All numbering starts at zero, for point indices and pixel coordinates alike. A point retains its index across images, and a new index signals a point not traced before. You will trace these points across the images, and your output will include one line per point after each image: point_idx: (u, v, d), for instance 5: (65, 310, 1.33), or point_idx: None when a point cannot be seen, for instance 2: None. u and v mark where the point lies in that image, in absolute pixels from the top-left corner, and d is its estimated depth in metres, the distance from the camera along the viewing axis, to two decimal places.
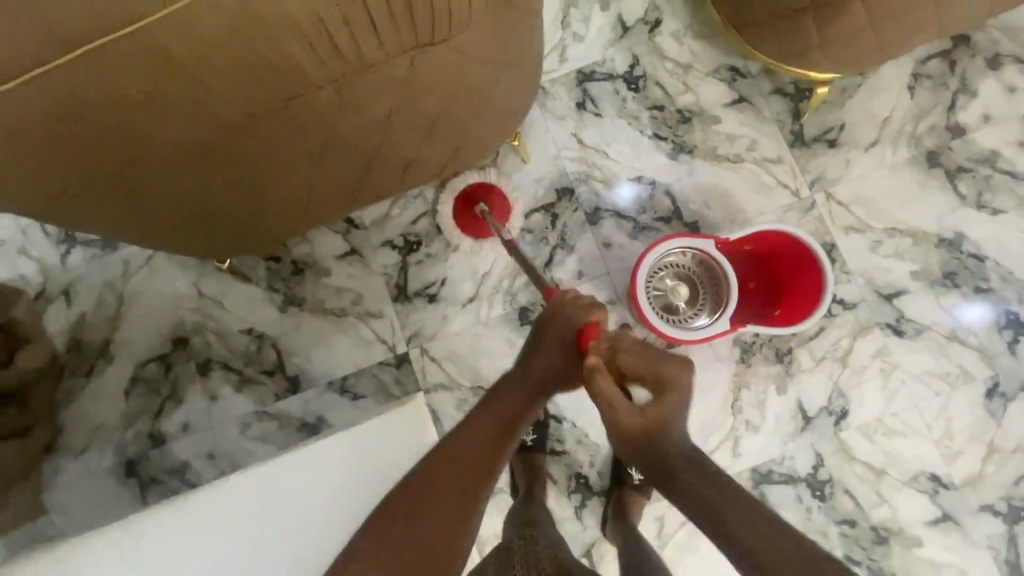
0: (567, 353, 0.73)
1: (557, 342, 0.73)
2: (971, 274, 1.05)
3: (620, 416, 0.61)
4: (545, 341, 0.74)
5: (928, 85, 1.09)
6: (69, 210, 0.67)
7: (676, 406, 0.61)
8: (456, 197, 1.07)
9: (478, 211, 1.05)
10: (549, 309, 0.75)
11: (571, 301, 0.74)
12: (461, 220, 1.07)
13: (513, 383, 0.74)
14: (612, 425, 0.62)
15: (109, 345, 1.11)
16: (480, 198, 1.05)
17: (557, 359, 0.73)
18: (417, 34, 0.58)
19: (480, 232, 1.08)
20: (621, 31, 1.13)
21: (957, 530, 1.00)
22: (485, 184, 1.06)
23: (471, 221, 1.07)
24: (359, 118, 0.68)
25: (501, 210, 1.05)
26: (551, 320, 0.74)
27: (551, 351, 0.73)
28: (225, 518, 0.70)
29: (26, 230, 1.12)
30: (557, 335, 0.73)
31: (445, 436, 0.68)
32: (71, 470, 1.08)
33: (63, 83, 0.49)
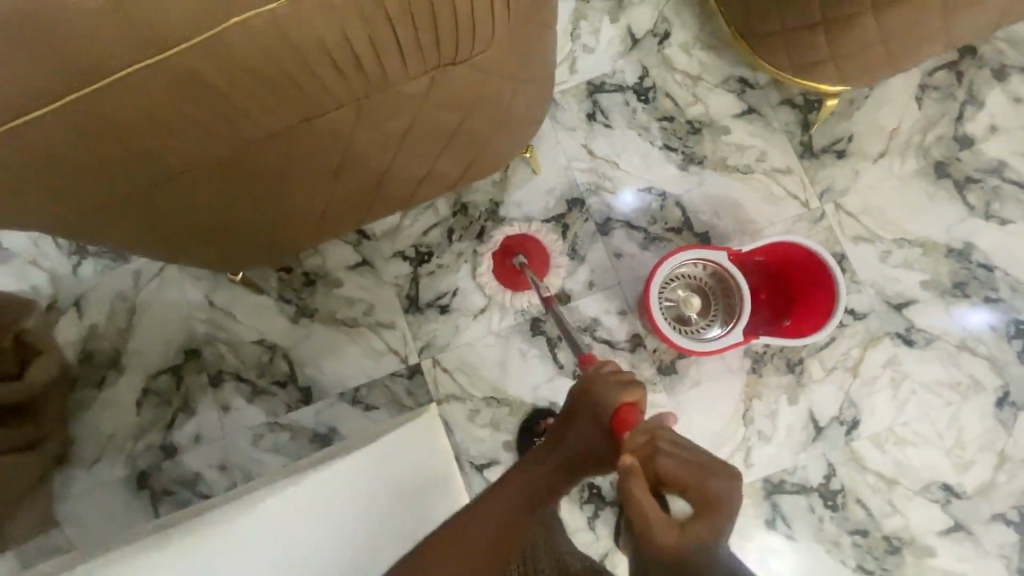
0: (601, 432, 0.68)
1: (592, 422, 0.69)
2: (980, 284, 1.06)
3: (654, 527, 0.46)
4: (578, 418, 0.70)
5: (935, 96, 1.10)
6: (92, 226, 0.67)
7: (722, 530, 0.47)
8: (493, 250, 1.10)
9: (516, 263, 1.07)
10: (585, 387, 0.72)
11: (610, 378, 0.71)
12: (500, 273, 1.10)
13: (545, 460, 0.70)
14: (640, 535, 0.47)
15: (120, 356, 1.12)
16: (518, 251, 1.08)
17: (591, 437, 0.68)
18: (441, 53, 0.58)
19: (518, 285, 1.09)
20: (631, 43, 1.14)
21: (969, 539, 1.01)
22: (520, 236, 1.09)
23: (509, 273, 1.09)
24: (378, 135, 0.68)
25: (539, 261, 1.08)
26: (588, 394, 0.71)
27: (585, 430, 0.69)
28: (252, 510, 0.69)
29: (37, 242, 1.13)
30: (593, 410, 0.69)
31: (473, 507, 0.65)
32: (82, 481, 1.08)
33: (94, 106, 0.49)
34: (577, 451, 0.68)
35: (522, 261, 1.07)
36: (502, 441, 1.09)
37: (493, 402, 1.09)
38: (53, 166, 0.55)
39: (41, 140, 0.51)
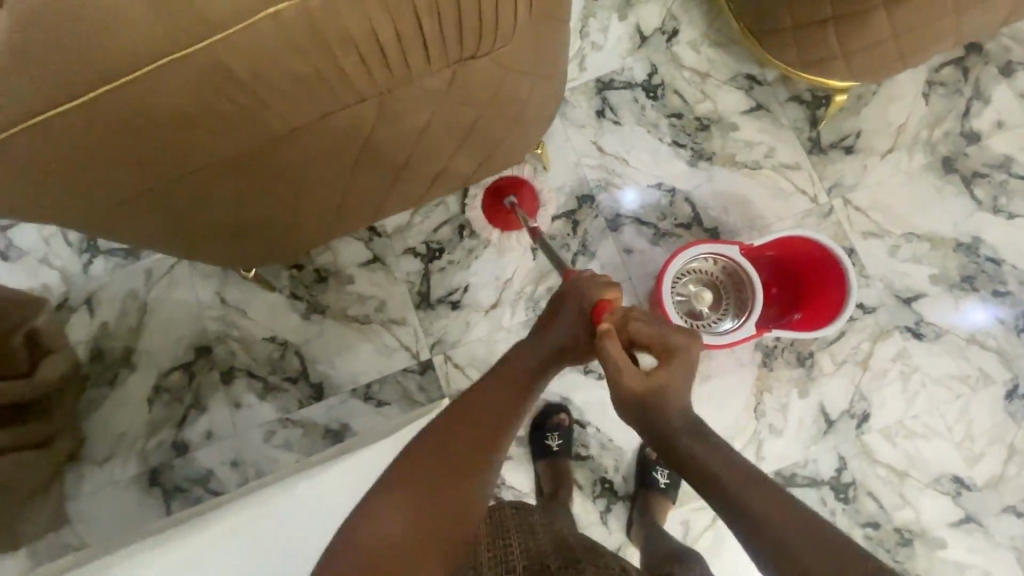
0: (582, 326, 0.73)
1: (573, 312, 0.74)
2: (988, 277, 1.07)
3: (624, 375, 0.64)
4: (563, 307, 0.75)
5: (942, 93, 1.11)
6: (113, 221, 0.67)
7: (680, 373, 0.64)
8: (484, 193, 1.11)
9: (507, 204, 1.08)
10: (568, 285, 0.76)
11: (589, 277, 0.75)
12: (491, 213, 1.11)
13: (531, 350, 0.75)
14: (614, 379, 0.65)
15: (132, 354, 1.12)
16: (509, 191, 1.08)
17: (574, 326, 0.74)
18: (463, 46, 0.59)
19: (508, 224, 1.11)
20: (639, 41, 1.15)
21: (980, 531, 1.01)
22: (514, 179, 1.09)
23: (499, 212, 1.10)
24: (396, 130, 0.69)
25: (529, 202, 1.08)
26: (570, 290, 0.75)
27: (567, 322, 0.74)
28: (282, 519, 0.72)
29: (48, 240, 1.13)
30: (575, 305, 0.74)
31: (464, 394, 0.71)
32: (94, 479, 1.08)
33: (123, 99, 0.50)
34: (560, 341, 0.74)
35: (513, 202, 1.07)
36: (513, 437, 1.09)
37: None
38: (78, 161, 0.55)
39: (68, 134, 0.52)
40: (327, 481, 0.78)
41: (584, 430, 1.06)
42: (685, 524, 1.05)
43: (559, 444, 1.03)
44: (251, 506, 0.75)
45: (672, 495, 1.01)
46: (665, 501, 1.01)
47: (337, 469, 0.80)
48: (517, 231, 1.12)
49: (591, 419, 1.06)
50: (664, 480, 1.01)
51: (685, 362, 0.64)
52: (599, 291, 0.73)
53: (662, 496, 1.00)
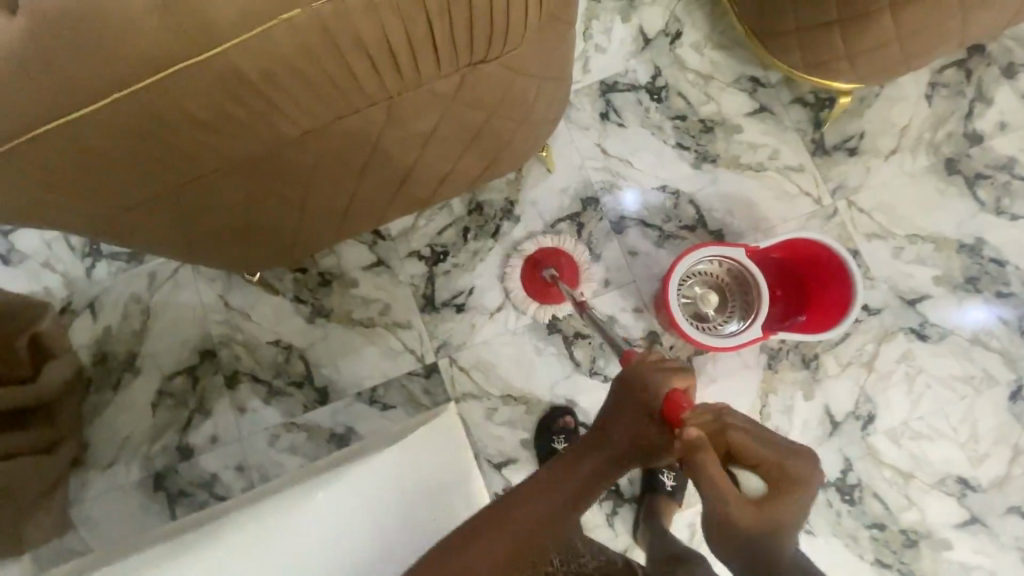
0: (654, 423, 0.66)
1: (640, 410, 0.66)
2: (992, 279, 1.07)
3: (731, 504, 0.55)
4: (628, 403, 0.67)
5: (944, 94, 1.12)
6: (120, 226, 0.67)
7: (792, 507, 0.55)
8: (521, 263, 1.10)
9: (547, 276, 1.08)
10: (633, 372, 0.69)
11: (659, 366, 0.68)
12: (531, 286, 1.10)
13: (589, 450, 0.67)
14: (720, 503, 0.56)
15: (135, 358, 1.11)
16: (548, 264, 1.08)
17: (637, 427, 0.66)
18: (473, 50, 0.59)
19: (549, 297, 1.09)
20: (643, 43, 1.15)
21: (985, 532, 1.02)
22: (552, 249, 1.09)
23: (541, 286, 1.09)
24: (405, 134, 0.69)
25: (570, 273, 1.08)
26: (639, 380, 0.68)
27: (633, 420, 0.67)
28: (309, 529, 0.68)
29: (50, 244, 1.12)
30: (645, 397, 0.67)
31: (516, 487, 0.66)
32: (98, 484, 1.08)
33: (132, 107, 0.50)
34: (623, 445, 0.66)
35: (553, 274, 1.07)
36: (519, 439, 1.09)
37: (510, 400, 1.10)
38: (89, 165, 0.55)
39: (78, 139, 0.51)
40: (347, 489, 0.73)
41: None
42: (690, 526, 1.06)
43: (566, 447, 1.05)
44: (258, 507, 0.73)
45: (677, 498, 1.02)
46: (671, 504, 1.01)
47: (356, 477, 0.75)
48: (559, 305, 1.09)
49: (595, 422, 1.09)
50: (670, 483, 1.02)
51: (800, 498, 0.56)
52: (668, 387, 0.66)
53: (668, 498, 1.01)
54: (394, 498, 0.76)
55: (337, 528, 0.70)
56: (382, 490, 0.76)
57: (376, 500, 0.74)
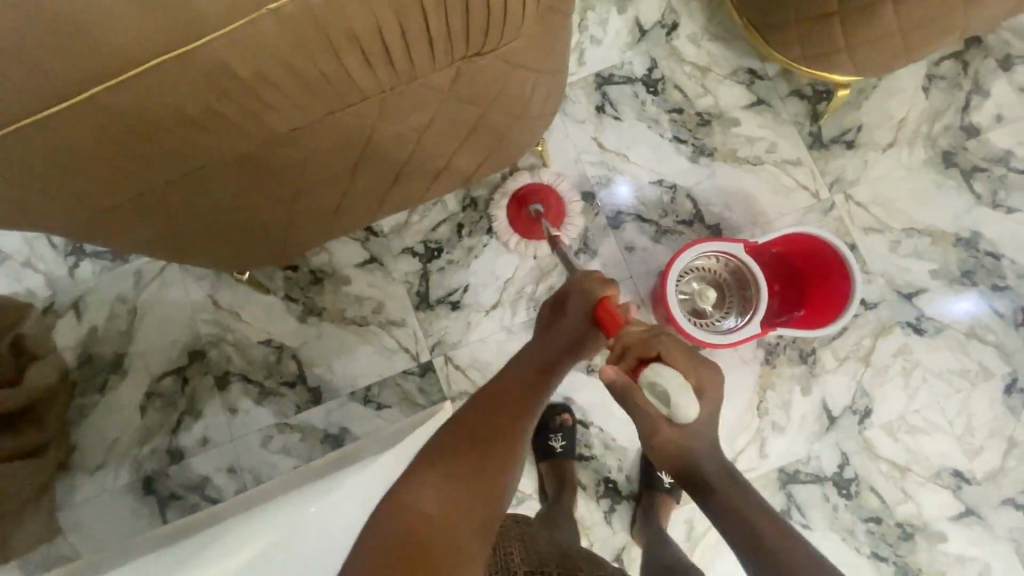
0: (587, 321, 0.74)
1: (580, 311, 0.75)
2: (988, 272, 1.07)
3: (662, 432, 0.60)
4: (570, 306, 0.76)
5: (942, 86, 1.11)
6: (106, 226, 0.65)
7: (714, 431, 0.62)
8: (508, 199, 1.09)
9: (533, 211, 1.07)
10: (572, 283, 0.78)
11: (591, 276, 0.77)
12: (516, 222, 1.08)
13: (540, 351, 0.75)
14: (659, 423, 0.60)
15: (122, 359, 1.08)
16: (534, 199, 1.07)
17: (579, 327, 0.74)
18: (468, 42, 0.57)
19: (532, 234, 1.08)
20: (639, 35, 1.13)
21: (980, 523, 1.03)
22: (543, 187, 1.07)
23: (525, 221, 1.08)
24: (398, 129, 0.67)
25: (556, 211, 1.07)
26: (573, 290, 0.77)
27: (569, 319, 0.75)
28: (314, 525, 0.67)
29: (31, 243, 1.09)
30: (579, 302, 0.75)
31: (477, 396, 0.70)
32: (86, 488, 1.05)
33: (116, 104, 0.48)
34: (570, 338, 0.75)
35: (538, 210, 1.06)
36: None
37: None
38: (71, 165, 0.53)
39: (60, 139, 0.49)
40: (345, 496, 0.70)
41: (587, 429, 1.05)
42: (688, 524, 1.05)
43: (562, 445, 1.02)
44: (256, 513, 0.72)
45: (677, 496, 1.00)
46: (669, 502, 1.00)
47: (354, 483, 0.72)
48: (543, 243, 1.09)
49: (594, 419, 1.06)
50: (669, 481, 1.00)
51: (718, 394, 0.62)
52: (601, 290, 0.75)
53: (667, 497, 0.99)
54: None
55: (339, 538, 0.67)
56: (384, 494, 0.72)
57: (375, 506, 0.71)
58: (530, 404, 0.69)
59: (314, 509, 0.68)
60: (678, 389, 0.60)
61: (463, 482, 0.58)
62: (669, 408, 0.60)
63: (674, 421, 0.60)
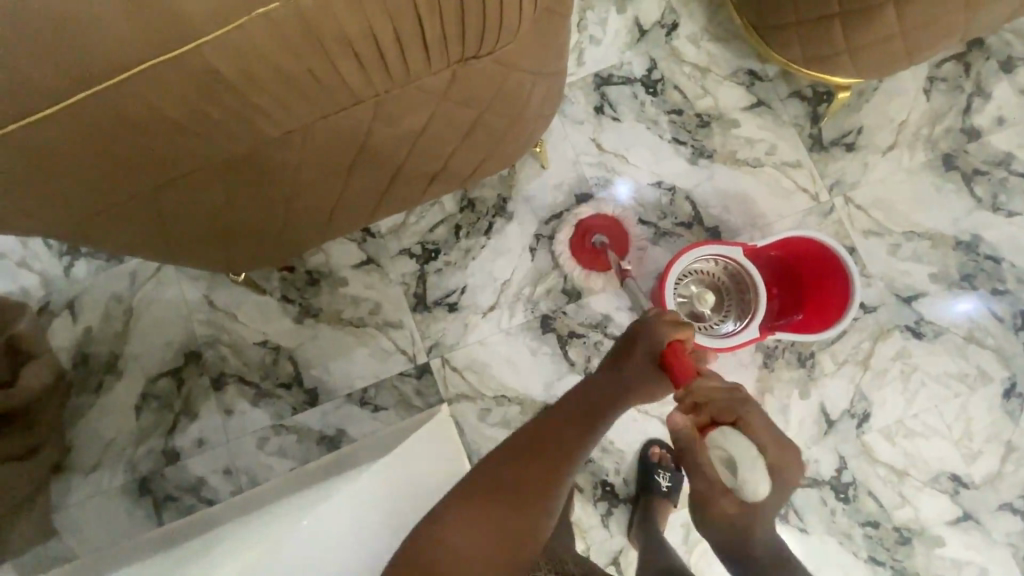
0: (654, 363, 0.79)
1: (648, 352, 0.80)
2: (988, 276, 1.07)
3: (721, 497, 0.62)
4: (638, 346, 0.81)
5: (943, 88, 1.10)
6: (102, 229, 0.64)
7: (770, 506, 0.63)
8: (571, 230, 1.09)
9: (597, 244, 1.08)
10: (643, 323, 0.83)
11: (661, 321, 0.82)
12: (580, 254, 1.08)
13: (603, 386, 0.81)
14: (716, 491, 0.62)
15: (117, 359, 1.08)
16: (598, 232, 1.08)
17: (642, 369, 0.80)
18: (464, 45, 0.57)
19: (597, 265, 1.08)
20: (638, 35, 1.12)
21: (977, 528, 1.02)
22: (602, 218, 1.09)
23: (589, 253, 1.08)
24: (394, 132, 0.66)
25: (620, 241, 1.08)
26: (641, 330, 0.82)
27: (636, 359, 0.81)
28: (310, 532, 0.63)
29: (26, 242, 1.08)
30: (648, 343, 0.80)
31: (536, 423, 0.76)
32: (80, 489, 1.04)
33: (105, 106, 0.47)
34: (629, 380, 0.80)
35: (604, 241, 1.07)
36: None
37: (503, 400, 1.08)
38: (59, 168, 0.52)
39: (47, 142, 0.48)
40: (339, 502, 0.69)
41: None
42: (685, 528, 1.04)
43: None
44: (249, 518, 0.71)
45: (674, 500, 1.01)
46: (665, 505, 1.00)
47: (345, 491, 0.72)
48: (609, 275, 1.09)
49: None
50: (666, 484, 1.00)
51: (791, 474, 0.63)
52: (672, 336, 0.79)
53: (664, 500, 1.00)
54: (386, 511, 0.73)
55: (336, 544, 0.64)
56: (373, 502, 0.73)
57: (369, 513, 0.71)
58: (575, 445, 0.73)
59: (308, 516, 0.65)
60: (745, 461, 0.62)
61: (504, 519, 0.62)
62: (735, 476, 0.62)
63: (735, 494, 0.62)
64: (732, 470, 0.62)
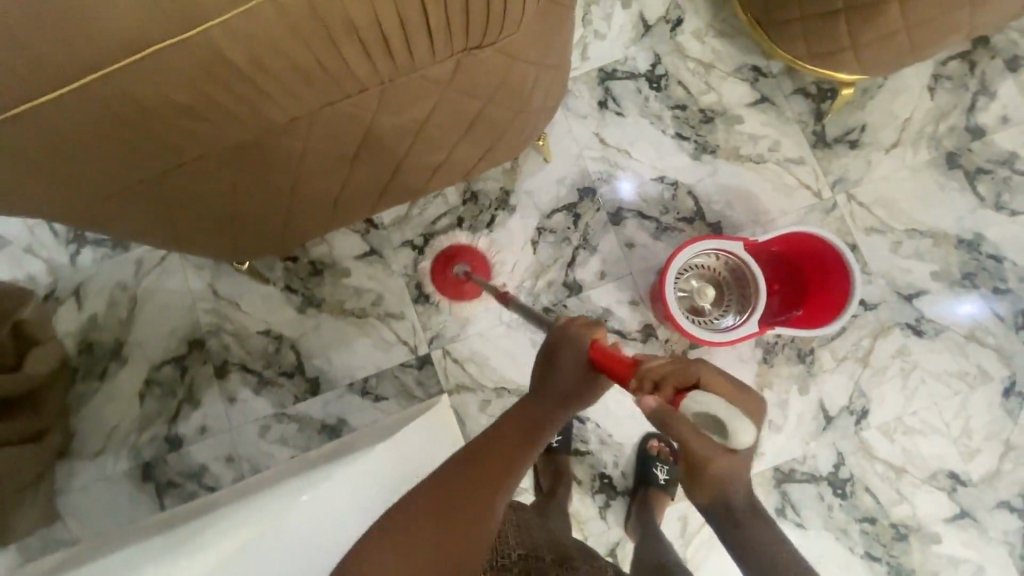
0: (580, 371, 0.70)
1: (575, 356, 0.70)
2: (990, 274, 1.07)
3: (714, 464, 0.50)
4: (562, 354, 0.71)
5: (948, 86, 1.10)
6: (110, 214, 0.65)
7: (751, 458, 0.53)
8: (430, 262, 1.11)
9: (459, 273, 1.09)
10: (561, 327, 0.73)
11: (578, 323, 0.73)
12: (446, 285, 1.10)
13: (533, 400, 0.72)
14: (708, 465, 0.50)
15: (122, 346, 1.09)
16: (460, 260, 1.10)
17: (571, 378, 0.71)
18: (468, 34, 0.57)
19: (464, 293, 1.10)
20: (643, 30, 1.12)
21: (975, 526, 1.03)
22: (457, 247, 1.11)
23: (452, 281, 1.10)
24: (398, 122, 0.67)
25: (482, 265, 1.10)
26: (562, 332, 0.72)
27: (563, 368, 0.71)
28: (305, 515, 0.63)
29: (33, 230, 1.09)
30: (570, 347, 0.71)
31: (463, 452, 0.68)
32: (85, 473, 1.06)
33: (115, 91, 0.48)
34: (562, 390, 0.71)
35: (464, 269, 1.09)
36: None
37: (502, 392, 1.09)
38: (65, 151, 0.53)
39: (53, 124, 0.49)
40: (341, 483, 0.69)
41: (583, 425, 1.06)
42: (682, 521, 1.05)
43: (558, 440, 1.03)
44: (249, 501, 0.72)
45: (672, 492, 1.01)
46: (663, 498, 1.01)
47: (347, 472, 0.71)
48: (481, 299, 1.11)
49: (591, 414, 1.06)
50: (664, 477, 1.01)
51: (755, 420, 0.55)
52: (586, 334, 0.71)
53: (662, 492, 1.00)
54: (384, 491, 0.75)
55: (328, 529, 0.65)
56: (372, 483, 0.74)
57: (366, 496, 0.72)
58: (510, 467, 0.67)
59: (307, 495, 0.65)
60: (731, 415, 0.50)
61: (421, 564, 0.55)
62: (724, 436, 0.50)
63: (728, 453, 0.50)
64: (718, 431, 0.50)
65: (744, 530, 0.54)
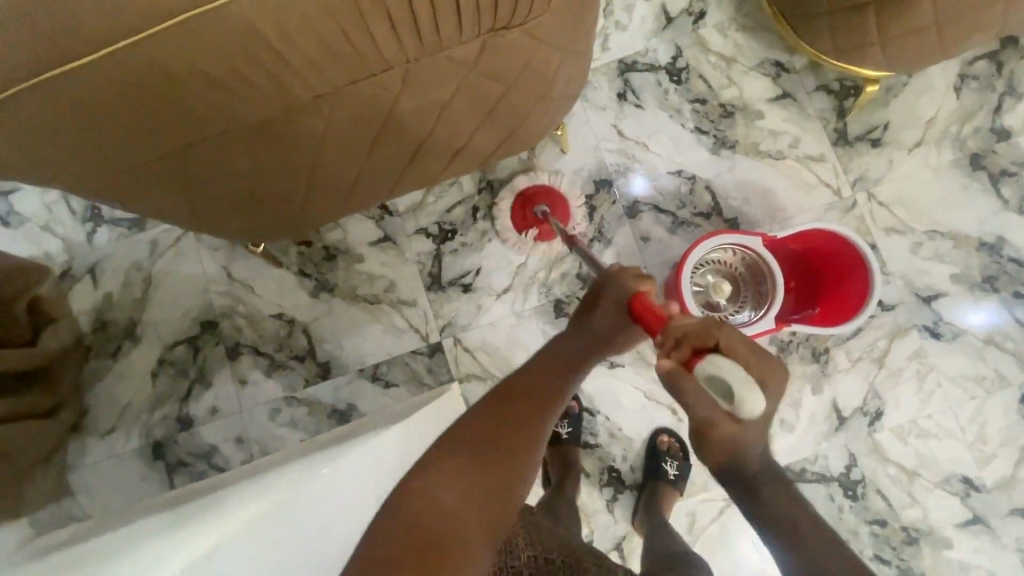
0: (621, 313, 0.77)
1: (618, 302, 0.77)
2: (1011, 279, 1.05)
3: (716, 427, 0.53)
4: (605, 300, 0.79)
5: (974, 87, 1.08)
6: (134, 187, 0.65)
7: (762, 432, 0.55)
8: (513, 198, 1.08)
9: (539, 213, 1.06)
10: (605, 277, 0.81)
11: (626, 271, 0.80)
12: (523, 224, 1.07)
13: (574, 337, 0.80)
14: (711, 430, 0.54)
15: (136, 326, 1.10)
16: (542, 201, 1.06)
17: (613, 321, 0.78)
18: (496, 14, 0.57)
19: (540, 233, 1.07)
20: (665, 22, 1.11)
21: (987, 532, 1.01)
22: (545, 188, 1.07)
23: (531, 221, 1.07)
24: (419, 104, 0.67)
25: (562, 210, 1.06)
26: (609, 280, 0.80)
27: (603, 311, 0.78)
28: (321, 493, 0.64)
29: (51, 207, 1.10)
30: (615, 293, 0.78)
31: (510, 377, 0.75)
32: (96, 451, 1.07)
33: (144, 60, 0.48)
34: (601, 330, 0.78)
35: (545, 210, 1.05)
36: None
37: None
38: (89, 121, 0.53)
39: (83, 92, 0.49)
40: (353, 464, 0.71)
41: (593, 418, 1.05)
42: (690, 517, 1.05)
43: (568, 432, 1.02)
44: (261, 479, 0.72)
45: (680, 488, 1.01)
46: (671, 493, 1.01)
47: (358, 454, 0.73)
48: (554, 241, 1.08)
49: (601, 407, 1.05)
50: (673, 473, 1.01)
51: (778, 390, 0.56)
52: (636, 285, 0.77)
53: (670, 488, 1.01)
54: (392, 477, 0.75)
55: (343, 510, 0.66)
56: (381, 468, 0.75)
57: (374, 481, 0.73)
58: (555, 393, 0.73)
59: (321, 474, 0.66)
60: (741, 382, 0.52)
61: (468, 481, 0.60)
62: (731, 403, 0.52)
63: (733, 418, 0.53)
64: (726, 396, 0.53)
65: (763, 500, 0.55)
